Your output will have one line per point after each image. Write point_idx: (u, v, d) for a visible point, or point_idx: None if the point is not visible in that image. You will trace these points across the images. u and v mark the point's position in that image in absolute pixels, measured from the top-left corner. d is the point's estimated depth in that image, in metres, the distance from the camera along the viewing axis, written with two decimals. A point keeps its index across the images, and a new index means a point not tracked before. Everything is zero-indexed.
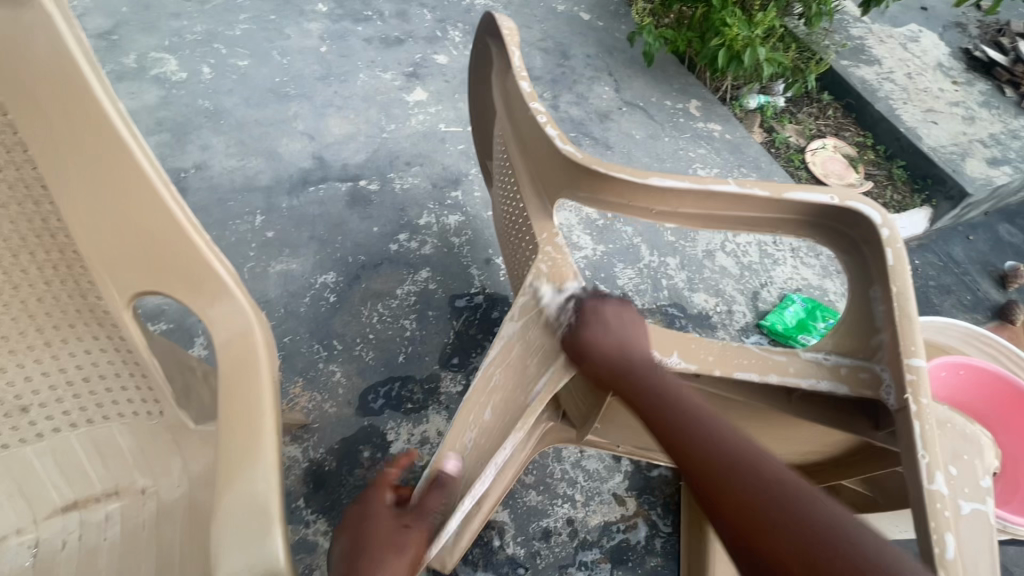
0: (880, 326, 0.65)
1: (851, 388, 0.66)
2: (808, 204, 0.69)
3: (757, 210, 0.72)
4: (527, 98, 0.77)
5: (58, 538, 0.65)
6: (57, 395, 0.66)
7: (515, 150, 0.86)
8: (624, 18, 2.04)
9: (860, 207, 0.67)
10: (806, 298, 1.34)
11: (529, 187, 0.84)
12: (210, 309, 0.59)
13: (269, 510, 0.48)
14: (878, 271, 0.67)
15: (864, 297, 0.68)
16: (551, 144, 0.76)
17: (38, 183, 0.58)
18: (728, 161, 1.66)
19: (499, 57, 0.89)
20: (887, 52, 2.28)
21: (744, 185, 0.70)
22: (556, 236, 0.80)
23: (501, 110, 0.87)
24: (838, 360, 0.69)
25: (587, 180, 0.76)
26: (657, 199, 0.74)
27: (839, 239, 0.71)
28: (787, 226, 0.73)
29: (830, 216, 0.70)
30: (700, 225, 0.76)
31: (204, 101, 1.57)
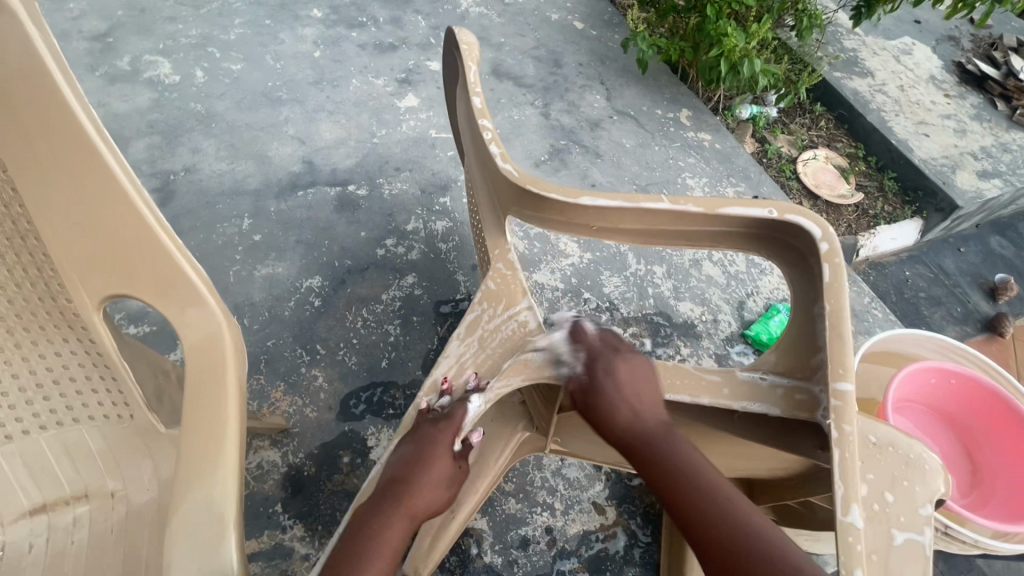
0: (819, 344, 0.62)
1: (784, 410, 0.64)
2: (745, 218, 0.66)
3: (696, 225, 0.70)
4: (478, 114, 0.78)
5: (26, 541, 0.65)
6: (28, 398, 0.66)
7: (473, 167, 0.86)
8: (617, 27, 2.05)
9: (799, 219, 0.64)
10: (791, 308, 1.33)
11: (485, 204, 0.84)
12: (179, 312, 0.60)
13: (226, 513, 0.49)
14: (819, 287, 0.64)
15: (806, 315, 0.65)
16: (495, 162, 0.76)
17: (8, 186, 0.57)
18: (718, 171, 1.67)
19: (458, 69, 0.89)
20: (879, 64, 2.29)
21: (677, 203, 0.68)
22: (508, 253, 0.81)
23: (463, 126, 0.88)
24: (775, 380, 0.66)
25: (530, 200, 0.75)
26: (596, 217, 0.72)
27: (783, 253, 0.69)
28: (729, 240, 0.71)
29: (773, 229, 0.67)
30: (643, 241, 0.74)
31: (196, 104, 1.57)
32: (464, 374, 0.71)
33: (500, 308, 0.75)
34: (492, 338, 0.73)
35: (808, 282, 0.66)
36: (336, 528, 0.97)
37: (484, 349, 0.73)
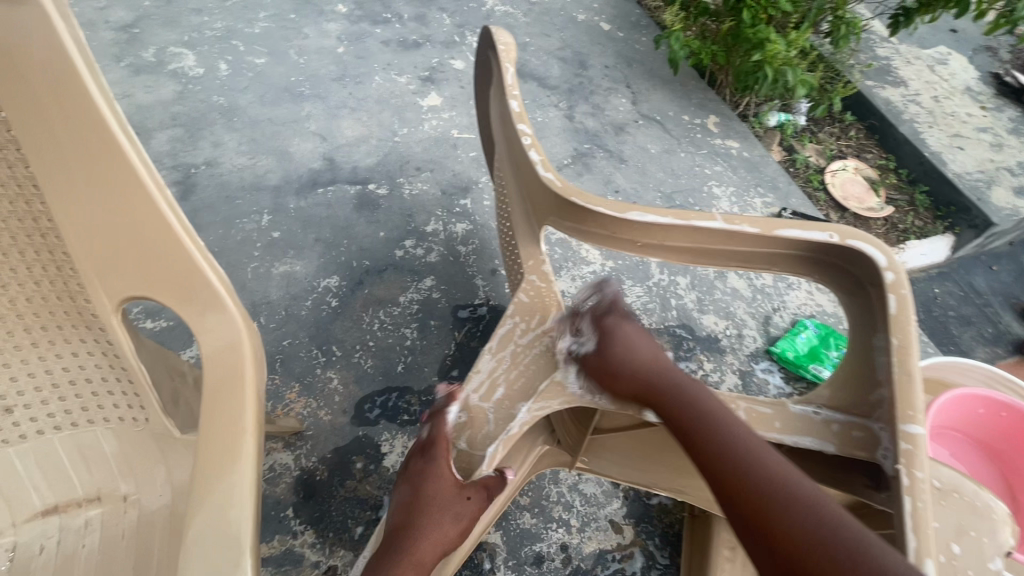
0: (881, 380, 0.58)
1: (839, 447, 0.61)
2: (801, 241, 0.63)
3: (747, 246, 0.67)
4: (515, 119, 0.75)
5: (36, 542, 0.64)
6: (43, 397, 0.65)
7: (509, 173, 0.84)
8: (645, 29, 2.01)
9: (861, 246, 0.61)
10: (819, 324, 1.29)
11: (519, 214, 0.83)
12: (199, 318, 0.58)
13: (241, 537, 0.46)
14: (881, 316, 0.60)
15: (867, 348, 0.61)
16: (534, 169, 0.73)
17: (30, 182, 0.55)
18: (745, 180, 1.62)
19: (495, 72, 0.86)
20: (913, 74, 2.23)
21: (731, 222, 0.64)
22: (542, 264, 0.80)
23: (498, 131, 0.85)
24: (829, 415, 0.63)
25: (568, 212, 0.72)
26: (638, 232, 0.69)
27: (839, 280, 0.65)
28: (781, 263, 0.67)
29: (831, 254, 0.64)
30: (689, 259, 0.71)
31: (218, 97, 1.57)
32: (496, 390, 0.69)
33: (533, 323, 0.74)
34: (525, 354, 0.72)
35: (868, 312, 0.62)
36: (347, 536, 0.95)
37: (518, 364, 0.71)
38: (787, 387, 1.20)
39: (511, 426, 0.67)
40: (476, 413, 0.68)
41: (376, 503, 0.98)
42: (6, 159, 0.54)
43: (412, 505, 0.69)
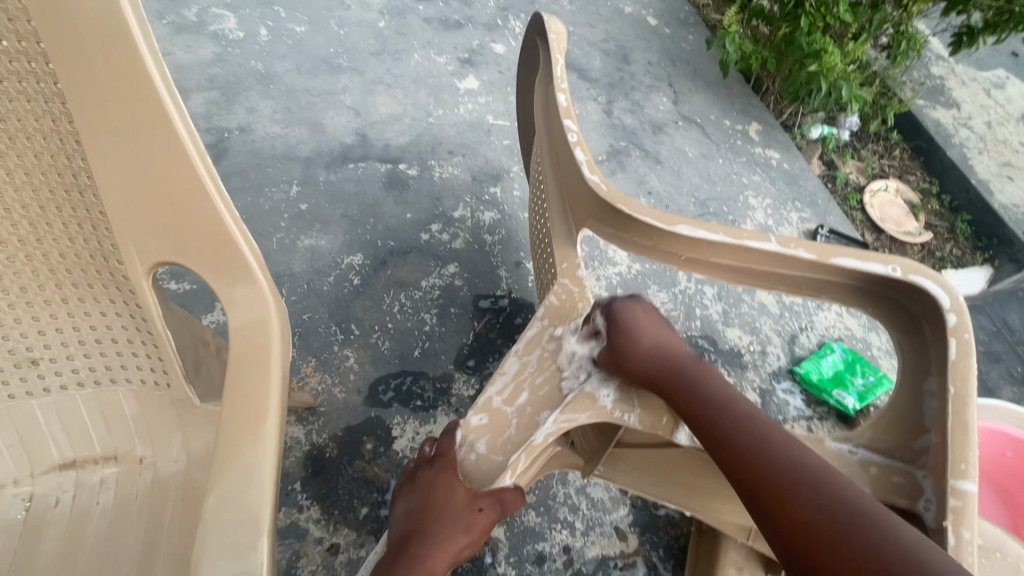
0: (929, 427, 0.56)
1: (877, 492, 0.58)
2: (859, 271, 0.61)
3: (798, 270, 0.64)
4: (563, 114, 0.72)
5: (53, 494, 0.64)
6: (69, 353, 0.65)
7: (548, 170, 0.81)
8: (693, 27, 1.95)
9: (923, 282, 0.58)
10: (846, 349, 1.25)
11: (558, 210, 0.80)
12: (228, 289, 0.58)
13: (260, 520, 0.45)
14: (937, 361, 0.57)
15: (914, 391, 0.59)
16: (579, 169, 0.71)
17: (72, 137, 0.54)
18: (783, 193, 1.58)
19: (545, 63, 0.84)
20: (967, 96, 2.14)
21: (788, 245, 0.62)
22: (576, 268, 0.78)
23: (540, 124, 0.82)
24: (868, 456, 0.60)
25: (615, 218, 0.69)
26: (690, 246, 0.66)
27: (894, 315, 0.62)
28: (833, 292, 0.64)
29: (888, 287, 0.61)
30: (734, 279, 0.68)
31: (257, 63, 1.56)
32: (520, 395, 0.70)
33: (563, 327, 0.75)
34: (556, 358, 0.72)
35: (920, 353, 0.60)
36: (352, 515, 0.95)
37: (550, 367, 0.72)
38: (808, 408, 1.18)
39: (536, 435, 0.66)
40: (504, 413, 0.69)
41: (383, 485, 0.98)
42: (50, 111, 0.53)
43: (424, 513, 0.66)
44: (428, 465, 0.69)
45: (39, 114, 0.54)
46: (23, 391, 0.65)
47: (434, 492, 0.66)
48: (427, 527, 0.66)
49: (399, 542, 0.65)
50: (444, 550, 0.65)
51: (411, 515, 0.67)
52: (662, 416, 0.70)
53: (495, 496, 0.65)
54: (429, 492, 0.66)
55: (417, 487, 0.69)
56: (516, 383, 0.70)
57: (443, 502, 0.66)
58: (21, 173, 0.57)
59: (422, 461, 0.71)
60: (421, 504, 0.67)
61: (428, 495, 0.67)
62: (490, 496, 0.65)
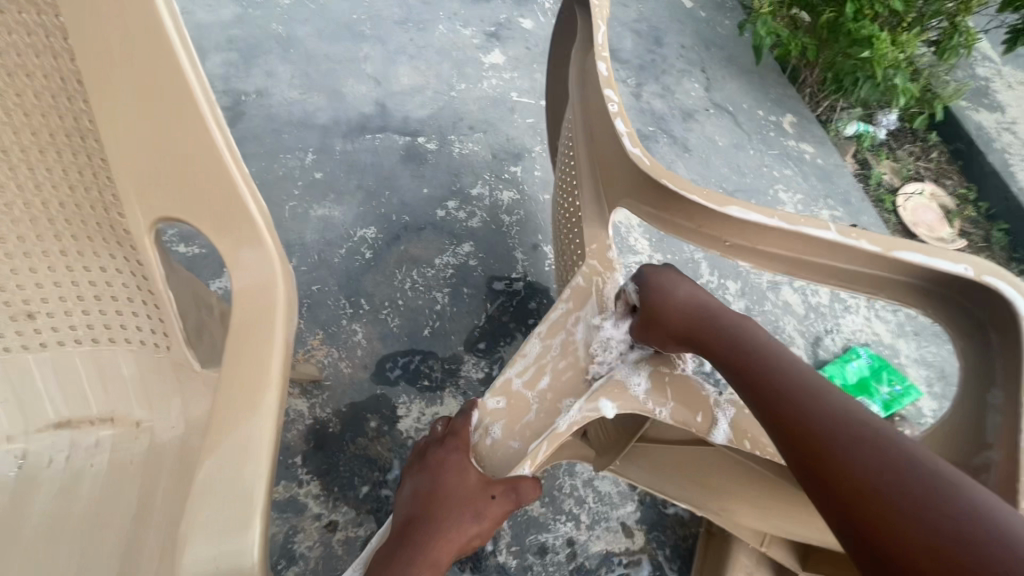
0: (990, 442, 0.52)
1: None
2: (922, 267, 0.56)
3: (850, 262, 0.59)
4: (604, 84, 0.66)
5: (46, 454, 0.62)
6: (67, 308, 0.62)
7: (581, 146, 0.76)
8: (730, 12, 1.86)
9: (998, 284, 0.52)
10: (873, 355, 1.20)
11: (590, 189, 0.75)
12: (233, 252, 0.55)
13: (254, 496, 0.42)
14: (1004, 372, 0.52)
15: (975, 402, 0.54)
16: (619, 142, 0.65)
17: (75, 78, 0.51)
18: (815, 189, 1.51)
19: (584, 34, 0.79)
20: (1012, 100, 2.03)
21: (845, 235, 0.57)
22: (606, 249, 0.73)
23: (575, 96, 0.77)
24: None
25: (653, 195, 0.65)
26: (734, 229, 0.62)
27: (954, 317, 0.57)
28: (889, 289, 0.59)
29: (954, 288, 0.56)
30: (779, 268, 0.63)
31: (277, 26, 1.51)
32: (542, 379, 0.66)
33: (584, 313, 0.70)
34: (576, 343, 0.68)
35: (983, 361, 0.55)
36: (353, 493, 0.93)
37: (567, 354, 0.68)
38: None
39: (558, 423, 0.63)
40: (516, 398, 0.65)
41: (385, 465, 0.96)
42: (52, 47, 0.49)
43: (430, 497, 0.64)
44: (439, 444, 0.66)
45: (41, 50, 0.50)
46: (19, 344, 0.62)
47: (442, 474, 0.64)
48: (431, 511, 0.63)
49: (400, 528, 0.62)
50: (450, 538, 0.61)
51: (416, 498, 0.64)
52: (697, 413, 0.66)
53: (510, 483, 0.62)
54: (438, 475, 0.64)
55: (426, 468, 0.66)
56: (530, 368, 0.67)
57: (454, 487, 0.63)
58: (21, 114, 0.53)
59: (432, 442, 0.69)
60: (429, 488, 0.64)
61: (437, 479, 0.64)
62: (503, 484, 0.62)
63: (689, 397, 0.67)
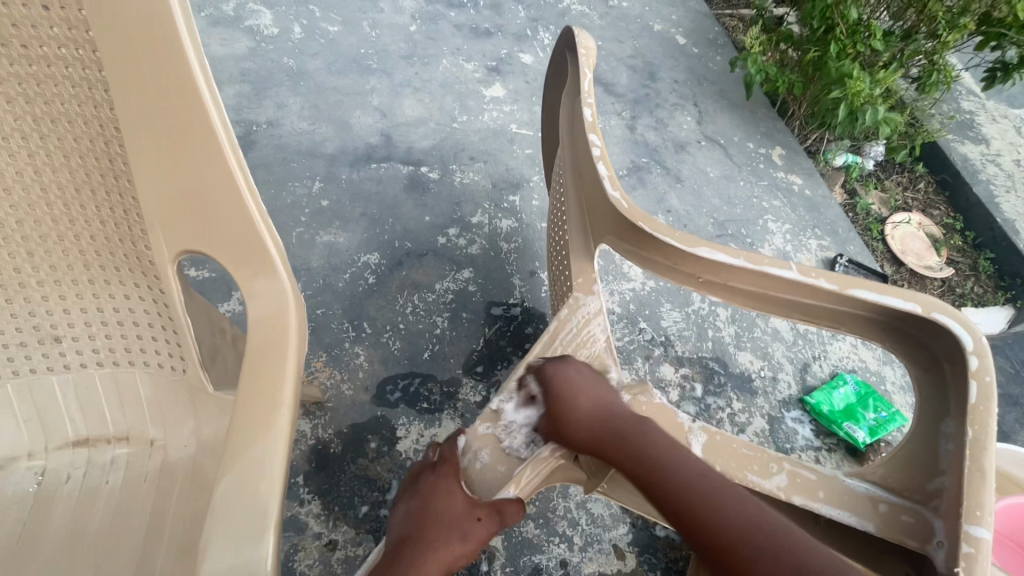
0: (943, 468, 0.55)
1: (884, 529, 0.58)
2: (877, 304, 0.59)
3: (812, 297, 0.63)
4: (588, 129, 0.71)
5: (65, 470, 0.66)
6: (91, 332, 0.66)
7: (568, 179, 0.81)
8: (721, 48, 1.95)
9: (947, 321, 0.56)
10: (860, 381, 1.23)
11: (576, 221, 0.80)
12: (250, 282, 0.59)
13: (268, 512, 0.45)
14: (957, 403, 0.56)
15: (933, 431, 0.58)
16: (600, 183, 0.70)
17: (112, 124, 0.55)
18: (803, 220, 1.56)
19: (574, 78, 0.85)
20: (996, 133, 2.10)
21: (806, 273, 0.61)
22: (594, 281, 0.79)
23: (565, 137, 0.82)
24: (878, 492, 0.60)
25: (633, 233, 0.69)
26: (705, 268, 0.66)
27: (913, 349, 0.61)
28: (850, 322, 0.63)
29: (909, 323, 0.60)
30: (749, 303, 0.68)
31: (289, 59, 1.59)
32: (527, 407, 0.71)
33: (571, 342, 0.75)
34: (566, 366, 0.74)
35: (940, 391, 0.58)
36: (352, 513, 0.95)
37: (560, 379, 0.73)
38: (818, 439, 1.16)
39: (541, 449, 0.68)
40: None
41: (384, 485, 0.99)
42: (93, 98, 0.54)
43: (421, 518, 0.69)
44: (429, 471, 0.73)
45: (82, 100, 0.55)
46: (45, 366, 0.66)
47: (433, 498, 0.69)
48: (423, 533, 0.67)
49: (395, 547, 0.66)
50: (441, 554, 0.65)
51: (409, 518, 0.69)
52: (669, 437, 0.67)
53: (495, 507, 0.67)
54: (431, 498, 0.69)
55: (418, 492, 0.72)
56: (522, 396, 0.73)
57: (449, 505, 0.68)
58: (60, 155, 0.58)
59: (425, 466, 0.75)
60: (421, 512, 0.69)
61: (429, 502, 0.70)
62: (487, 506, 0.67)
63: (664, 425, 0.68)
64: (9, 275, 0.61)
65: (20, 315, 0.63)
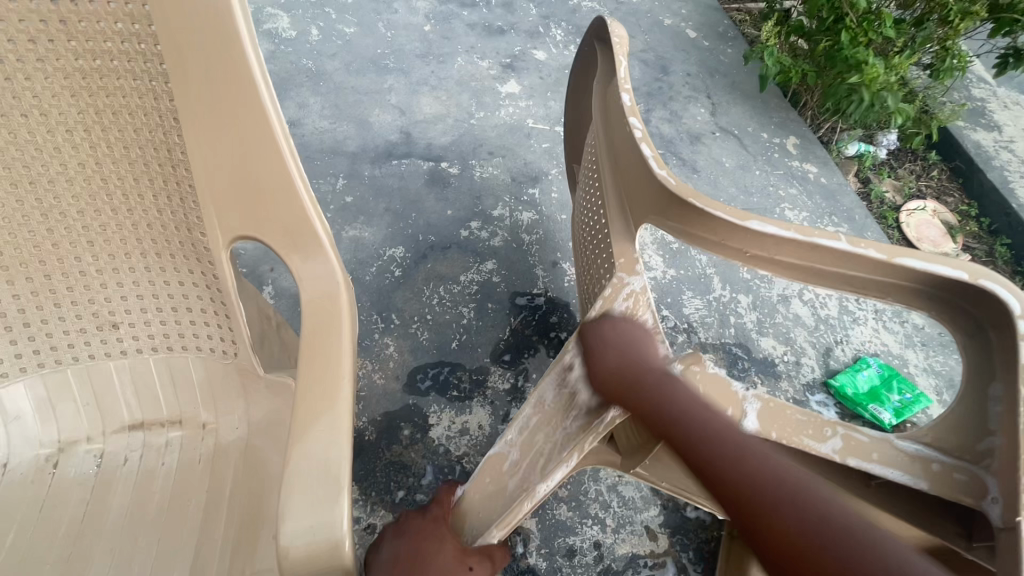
0: (993, 429, 0.57)
1: (941, 489, 0.59)
2: (922, 273, 0.61)
3: (853, 268, 0.65)
4: (627, 113, 0.73)
5: (122, 453, 0.68)
6: (147, 319, 0.69)
7: (605, 163, 0.83)
8: (732, 41, 1.96)
9: (992, 286, 0.57)
10: (883, 364, 1.24)
11: (614, 205, 0.81)
12: (302, 265, 0.61)
13: (340, 476, 0.46)
14: (1002, 366, 0.57)
15: (977, 394, 0.60)
16: (645, 163, 0.71)
17: (171, 115, 0.57)
18: (820, 207, 1.57)
19: (605, 67, 0.88)
20: (1008, 120, 2.10)
21: (856, 245, 0.63)
22: (633, 263, 0.75)
23: (598, 125, 0.85)
24: (930, 454, 0.61)
25: (677, 211, 0.71)
26: (750, 241, 0.67)
27: (956, 318, 0.62)
28: (889, 293, 0.65)
29: (953, 291, 0.61)
30: (791, 276, 0.69)
31: (307, 61, 1.62)
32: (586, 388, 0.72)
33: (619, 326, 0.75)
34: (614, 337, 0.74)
35: (982, 356, 0.60)
36: (389, 498, 0.98)
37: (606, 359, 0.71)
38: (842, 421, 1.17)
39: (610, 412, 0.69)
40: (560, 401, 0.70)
41: (418, 471, 1.01)
42: (154, 90, 0.57)
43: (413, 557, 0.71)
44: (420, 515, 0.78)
45: (143, 92, 0.57)
46: (103, 352, 0.69)
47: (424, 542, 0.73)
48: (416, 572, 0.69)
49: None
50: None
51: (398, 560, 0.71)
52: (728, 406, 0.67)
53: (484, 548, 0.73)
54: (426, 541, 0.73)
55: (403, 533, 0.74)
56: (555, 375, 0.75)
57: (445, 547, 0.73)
58: (120, 147, 0.60)
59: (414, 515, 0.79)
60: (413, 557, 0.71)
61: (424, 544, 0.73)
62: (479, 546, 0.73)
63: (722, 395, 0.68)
64: (69, 263, 0.65)
65: (80, 302, 0.66)
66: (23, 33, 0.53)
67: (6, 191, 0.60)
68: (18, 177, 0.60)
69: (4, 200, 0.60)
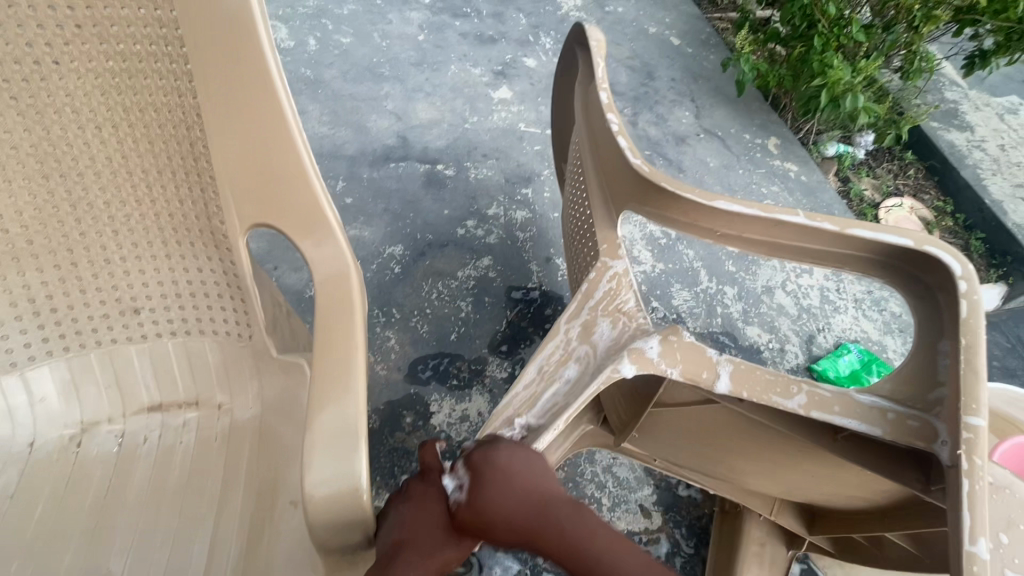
0: (943, 379, 0.62)
1: (898, 435, 0.63)
2: (877, 244, 0.67)
3: (817, 242, 0.71)
4: (604, 110, 0.79)
5: (142, 432, 0.72)
6: (167, 306, 0.73)
7: (588, 156, 0.89)
8: (714, 48, 2.04)
9: (940, 253, 0.63)
10: (863, 350, 1.30)
11: (597, 195, 0.87)
12: (313, 248, 0.65)
13: (356, 431, 0.51)
14: (950, 322, 0.63)
15: (931, 349, 0.65)
16: (621, 154, 0.77)
17: (194, 112, 0.62)
18: (801, 203, 1.65)
19: (585, 67, 0.94)
20: (980, 121, 2.19)
21: (812, 218, 0.68)
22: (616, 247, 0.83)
23: (580, 122, 0.91)
24: (886, 404, 0.65)
25: (655, 197, 0.76)
26: (723, 221, 0.73)
27: (909, 285, 0.68)
28: (853, 264, 0.71)
29: (906, 258, 0.67)
30: (762, 252, 0.74)
31: (306, 70, 1.67)
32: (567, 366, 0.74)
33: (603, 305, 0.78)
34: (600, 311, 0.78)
35: (935, 315, 0.66)
36: (393, 482, 1.02)
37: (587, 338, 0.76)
38: None
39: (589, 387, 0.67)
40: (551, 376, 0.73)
41: (420, 456, 1.05)
42: (179, 88, 0.61)
43: (413, 522, 0.60)
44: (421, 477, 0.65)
45: (168, 91, 0.62)
46: (125, 337, 0.73)
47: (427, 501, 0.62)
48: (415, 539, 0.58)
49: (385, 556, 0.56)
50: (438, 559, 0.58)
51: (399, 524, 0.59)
52: (703, 370, 0.69)
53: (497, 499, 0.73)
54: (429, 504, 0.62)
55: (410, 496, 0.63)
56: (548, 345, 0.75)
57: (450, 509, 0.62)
58: (145, 141, 0.65)
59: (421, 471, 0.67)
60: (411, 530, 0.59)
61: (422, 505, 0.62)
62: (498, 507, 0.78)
63: (697, 357, 0.70)
64: (94, 252, 0.69)
65: (104, 289, 0.71)
66: (59, 36, 0.58)
67: (39, 184, 0.65)
68: (50, 170, 0.64)
69: (35, 191, 0.65)
